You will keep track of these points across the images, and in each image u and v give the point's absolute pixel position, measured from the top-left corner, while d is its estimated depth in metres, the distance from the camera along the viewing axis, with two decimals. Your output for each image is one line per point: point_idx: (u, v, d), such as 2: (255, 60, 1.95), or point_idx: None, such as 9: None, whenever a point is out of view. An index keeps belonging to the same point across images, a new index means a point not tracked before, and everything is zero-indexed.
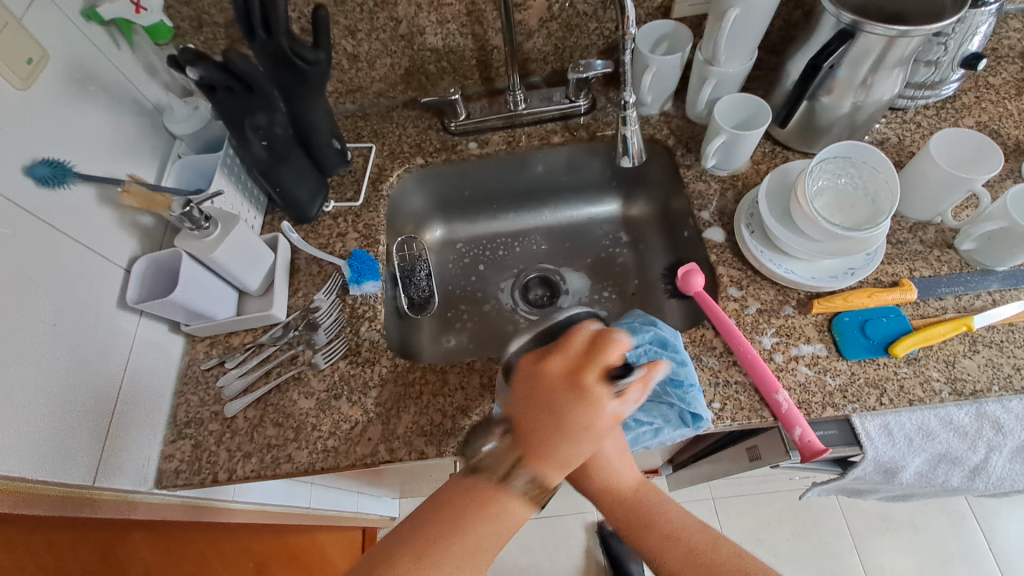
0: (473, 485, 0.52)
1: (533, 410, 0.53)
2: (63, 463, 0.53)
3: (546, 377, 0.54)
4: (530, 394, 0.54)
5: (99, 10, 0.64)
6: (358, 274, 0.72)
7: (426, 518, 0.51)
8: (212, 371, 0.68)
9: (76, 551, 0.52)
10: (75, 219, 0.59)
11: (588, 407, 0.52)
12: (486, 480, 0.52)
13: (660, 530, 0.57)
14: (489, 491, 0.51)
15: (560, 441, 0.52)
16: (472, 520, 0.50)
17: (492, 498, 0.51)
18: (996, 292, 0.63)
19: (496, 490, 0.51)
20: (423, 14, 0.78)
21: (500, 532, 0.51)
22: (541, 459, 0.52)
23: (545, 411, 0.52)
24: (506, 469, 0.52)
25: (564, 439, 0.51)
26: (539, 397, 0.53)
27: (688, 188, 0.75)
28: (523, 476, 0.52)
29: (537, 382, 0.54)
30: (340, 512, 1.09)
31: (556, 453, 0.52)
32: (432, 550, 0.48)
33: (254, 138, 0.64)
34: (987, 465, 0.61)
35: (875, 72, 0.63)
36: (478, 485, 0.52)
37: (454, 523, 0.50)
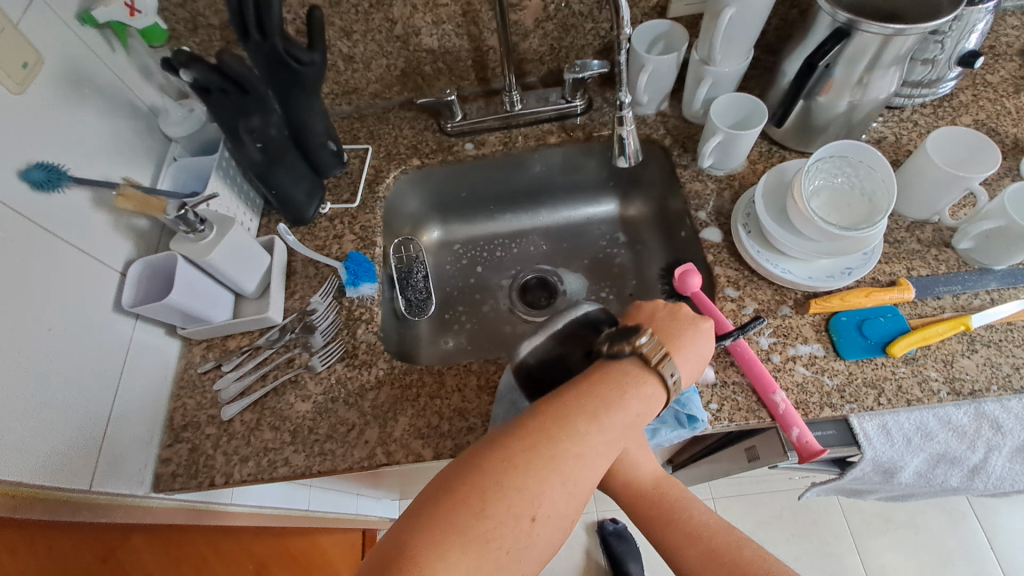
0: (617, 369, 0.48)
1: (672, 315, 0.54)
2: (60, 467, 0.53)
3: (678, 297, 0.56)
4: (664, 308, 0.55)
5: (93, 14, 0.64)
6: (354, 276, 0.72)
7: (544, 412, 0.44)
8: (209, 375, 0.68)
9: (80, 549, 0.51)
10: (71, 223, 0.58)
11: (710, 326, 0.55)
12: (639, 360, 0.48)
13: (674, 529, 0.48)
14: (624, 384, 0.46)
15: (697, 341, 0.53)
16: (607, 413, 0.44)
17: (618, 393, 0.46)
18: (994, 290, 0.63)
19: (635, 380, 0.47)
20: (419, 15, 0.78)
21: (621, 435, 0.45)
22: (683, 354, 0.51)
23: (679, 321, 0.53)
24: (662, 356, 0.48)
25: (704, 347, 0.53)
26: (672, 309, 0.55)
27: (685, 188, 0.75)
28: (675, 366, 0.49)
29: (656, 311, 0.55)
30: (340, 513, 1.09)
31: (692, 356, 0.52)
32: (563, 436, 0.42)
33: (250, 140, 0.63)
34: (987, 464, 0.61)
35: (872, 70, 0.63)
36: (631, 366, 0.48)
37: (589, 420, 0.43)
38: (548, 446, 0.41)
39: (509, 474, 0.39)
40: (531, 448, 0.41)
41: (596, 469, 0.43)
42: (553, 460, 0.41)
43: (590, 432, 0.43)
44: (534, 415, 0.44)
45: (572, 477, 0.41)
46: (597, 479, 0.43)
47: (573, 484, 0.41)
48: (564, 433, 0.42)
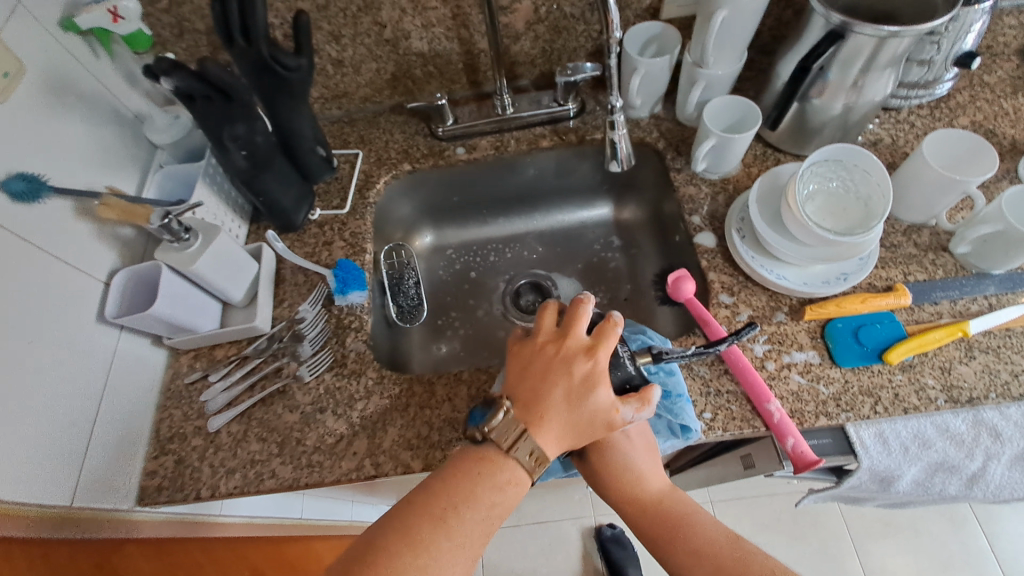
0: (474, 460, 0.49)
1: (539, 369, 0.51)
2: (41, 484, 0.52)
3: (556, 346, 0.52)
4: (532, 364, 0.51)
5: (76, 20, 0.63)
6: (343, 284, 0.71)
7: (397, 518, 0.47)
8: (196, 385, 0.67)
9: (71, 561, 0.51)
10: (52, 234, 0.58)
11: (585, 363, 0.50)
12: (493, 446, 0.49)
13: (685, 543, 0.51)
14: (477, 479, 0.48)
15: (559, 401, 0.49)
16: (456, 515, 0.47)
17: (471, 486, 0.48)
18: (992, 295, 0.62)
19: (491, 470, 0.49)
20: (408, 18, 0.77)
21: (477, 528, 0.47)
22: (545, 422, 0.49)
23: (548, 378, 0.50)
24: (513, 438, 0.49)
25: (562, 405, 0.49)
26: (544, 363, 0.51)
27: (679, 192, 0.74)
28: (529, 446, 0.48)
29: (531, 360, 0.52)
30: (334, 520, 1.07)
31: (554, 420, 0.49)
32: (444, 506, 0.47)
33: (234, 148, 0.62)
34: (986, 473, 0.60)
35: (867, 73, 0.62)
36: (488, 452, 0.49)
37: (434, 526, 0.46)
38: (395, 558, 0.44)
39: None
40: (379, 562, 0.44)
41: (454, 569, 0.46)
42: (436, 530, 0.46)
43: (438, 539, 0.46)
44: (391, 521, 0.47)
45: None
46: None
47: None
48: (409, 546, 0.45)
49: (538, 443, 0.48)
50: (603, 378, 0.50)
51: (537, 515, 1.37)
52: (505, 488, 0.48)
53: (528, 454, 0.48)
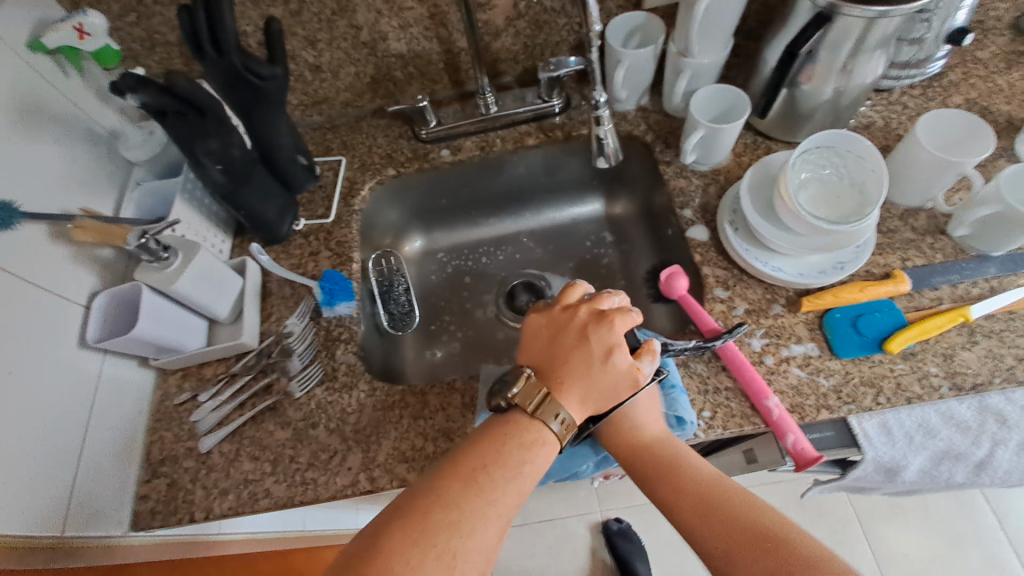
0: (499, 425, 0.47)
1: (559, 341, 0.51)
2: (30, 517, 0.51)
3: (570, 317, 0.52)
4: (550, 332, 0.52)
5: (42, 40, 0.61)
6: (330, 295, 0.69)
7: (425, 482, 0.43)
8: (185, 406, 0.66)
9: None
10: (28, 260, 0.56)
11: (605, 330, 0.50)
12: (520, 411, 0.48)
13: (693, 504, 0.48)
14: (505, 440, 0.46)
15: (578, 366, 0.49)
16: (488, 474, 0.44)
17: (500, 448, 0.45)
18: (993, 278, 0.60)
19: (516, 431, 0.47)
20: (384, 19, 0.75)
21: (511, 489, 0.44)
22: (566, 386, 0.48)
23: (563, 345, 0.50)
24: (538, 401, 0.47)
25: (582, 369, 0.49)
26: (561, 331, 0.51)
27: (669, 186, 0.72)
28: (555, 409, 0.47)
29: (553, 332, 0.52)
30: (337, 530, 1.04)
31: (576, 383, 0.48)
32: (474, 462, 0.44)
33: (210, 163, 0.61)
34: (993, 459, 0.58)
35: (856, 56, 0.60)
36: (514, 418, 0.48)
37: (465, 485, 0.43)
38: (426, 520, 0.40)
39: (387, 551, 0.38)
40: (408, 527, 0.40)
41: (488, 532, 0.41)
42: (469, 487, 0.43)
43: (470, 497, 0.42)
44: (415, 488, 0.43)
45: (456, 546, 0.40)
46: (495, 542, 0.42)
47: (459, 556, 0.39)
48: (439, 506, 0.41)
49: (562, 406, 0.47)
50: (620, 342, 0.50)
51: (541, 514, 1.36)
52: (538, 450, 0.46)
53: (553, 419, 0.47)
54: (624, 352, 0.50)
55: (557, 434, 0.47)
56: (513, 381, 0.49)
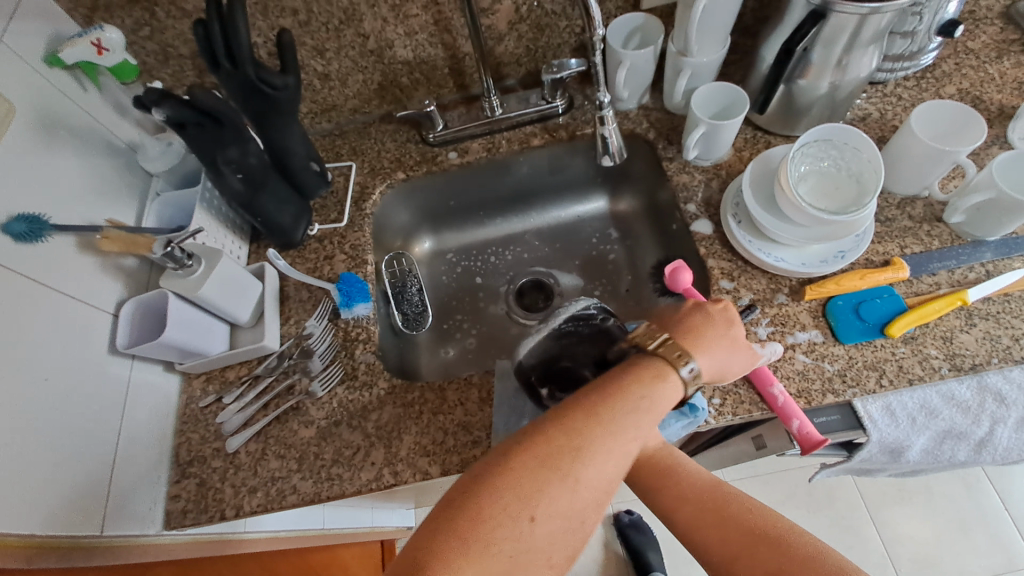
0: (629, 370, 0.49)
1: (683, 313, 0.54)
2: (68, 517, 0.53)
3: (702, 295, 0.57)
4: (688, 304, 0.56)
5: (61, 56, 0.63)
6: (347, 297, 0.71)
7: (552, 412, 0.45)
8: (210, 408, 0.68)
9: None
10: (60, 271, 0.58)
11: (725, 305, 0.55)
12: (652, 359, 0.50)
13: (676, 490, 0.48)
14: (632, 385, 0.47)
15: (710, 332, 0.52)
16: (614, 411, 0.45)
17: (612, 408, 0.46)
18: (989, 262, 0.62)
19: (641, 379, 0.48)
20: (390, 27, 0.77)
21: (611, 452, 0.44)
22: (695, 344, 0.51)
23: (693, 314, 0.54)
24: (670, 351, 0.50)
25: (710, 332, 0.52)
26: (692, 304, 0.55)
27: (673, 181, 0.74)
28: (688, 359, 0.49)
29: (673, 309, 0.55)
30: (357, 527, 1.06)
31: (704, 344, 0.51)
32: (601, 402, 0.46)
33: (230, 172, 0.63)
34: (993, 437, 0.60)
35: (850, 51, 0.63)
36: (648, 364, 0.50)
37: (587, 418, 0.45)
38: (551, 445, 0.43)
39: (513, 470, 0.41)
40: (535, 449, 0.42)
41: (606, 464, 0.44)
42: (592, 421, 0.44)
43: (592, 430, 0.44)
44: (541, 417, 0.45)
45: (577, 471, 0.42)
46: (612, 475, 0.44)
47: (582, 478, 0.42)
48: (564, 433, 0.43)
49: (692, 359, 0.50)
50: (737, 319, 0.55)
51: None
52: (661, 397, 0.47)
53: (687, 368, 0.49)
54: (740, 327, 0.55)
55: (688, 381, 0.49)
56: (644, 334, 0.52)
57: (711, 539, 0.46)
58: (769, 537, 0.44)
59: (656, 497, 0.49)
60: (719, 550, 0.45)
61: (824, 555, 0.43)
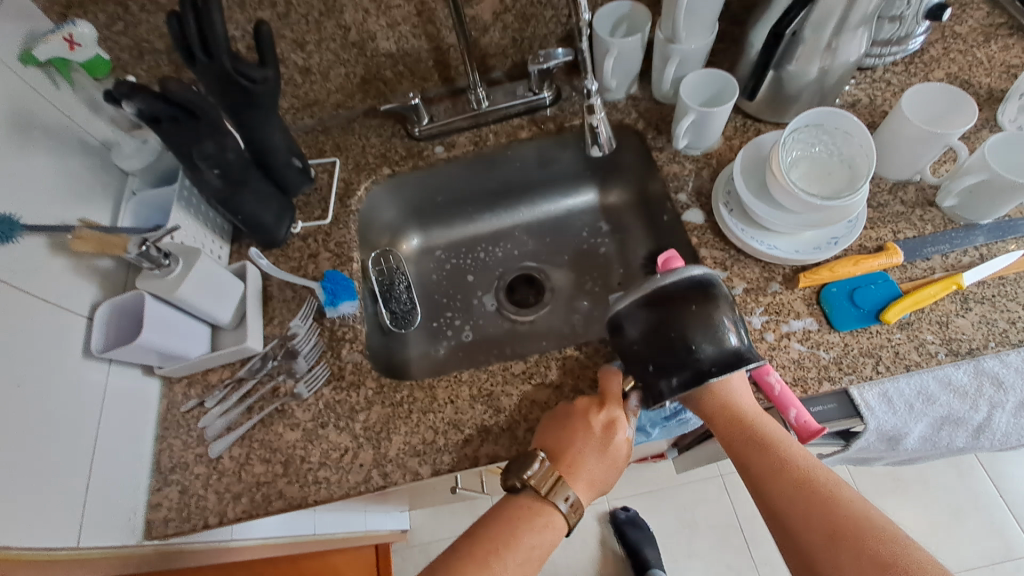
0: (514, 507, 0.57)
1: (599, 446, 0.57)
2: (44, 528, 0.51)
3: (592, 403, 0.58)
4: (558, 420, 0.58)
5: (35, 53, 0.60)
6: (333, 296, 0.69)
7: (467, 544, 0.56)
8: (193, 413, 0.66)
9: None
10: (30, 273, 0.56)
11: (614, 440, 0.57)
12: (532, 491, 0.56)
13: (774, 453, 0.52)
14: (518, 524, 0.55)
15: (595, 463, 0.57)
16: (499, 556, 0.54)
17: (502, 556, 0.54)
18: (982, 246, 0.62)
19: (527, 517, 0.56)
20: (372, 18, 0.75)
21: None
22: (575, 473, 0.57)
23: (577, 440, 0.56)
24: (550, 484, 0.56)
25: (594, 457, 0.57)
26: (579, 422, 0.57)
27: (663, 171, 0.73)
28: (565, 492, 0.56)
29: (585, 433, 0.57)
30: (348, 533, 1.03)
31: (581, 472, 0.57)
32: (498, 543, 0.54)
33: (207, 167, 0.61)
34: (991, 423, 0.58)
35: (839, 34, 0.62)
36: (527, 497, 0.57)
37: (478, 567, 0.53)
38: (475, 563, 0.54)
39: None
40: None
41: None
42: (487, 563, 0.54)
43: None
44: (453, 555, 0.55)
45: None
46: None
47: None
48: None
49: (570, 489, 0.56)
50: (620, 422, 0.58)
51: None
52: (546, 539, 0.55)
53: (563, 501, 0.56)
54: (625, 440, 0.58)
55: (565, 514, 0.56)
56: (526, 464, 0.56)
57: (842, 557, 0.46)
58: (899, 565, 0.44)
59: (770, 492, 0.51)
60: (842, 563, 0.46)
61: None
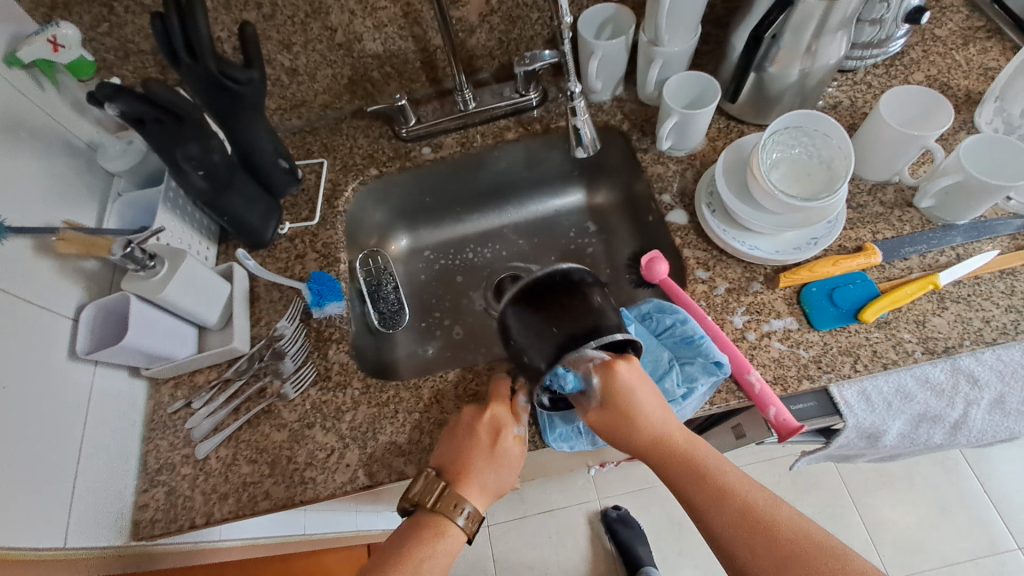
0: (413, 525, 0.55)
1: (493, 450, 0.57)
2: (30, 529, 0.51)
3: (479, 408, 0.59)
4: (452, 430, 0.59)
5: (18, 54, 0.61)
6: (318, 297, 0.70)
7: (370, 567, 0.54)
8: (179, 414, 0.66)
9: None
10: (16, 276, 0.56)
11: (506, 442, 0.58)
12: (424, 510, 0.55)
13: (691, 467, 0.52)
14: (415, 541, 0.54)
15: (493, 470, 0.57)
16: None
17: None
18: (959, 246, 0.63)
19: (425, 532, 0.54)
20: (358, 20, 0.75)
21: None
22: (471, 483, 0.56)
23: (466, 446, 0.57)
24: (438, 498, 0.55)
25: (486, 462, 0.57)
26: (467, 429, 0.58)
27: (647, 173, 0.74)
28: (458, 506, 0.55)
29: (474, 439, 0.57)
30: (338, 532, 1.03)
31: (476, 482, 0.56)
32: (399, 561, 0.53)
33: (191, 169, 0.61)
34: (967, 419, 0.59)
35: (819, 38, 0.63)
36: (423, 515, 0.56)
37: None
38: None
39: None
40: None
41: None
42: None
43: None
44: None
45: None
46: None
47: None
48: None
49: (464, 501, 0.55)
50: (506, 421, 0.58)
51: (543, 505, 1.37)
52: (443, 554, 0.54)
53: (457, 514, 0.54)
54: (518, 441, 0.58)
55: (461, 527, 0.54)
56: (414, 481, 0.56)
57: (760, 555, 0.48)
58: (799, 549, 0.47)
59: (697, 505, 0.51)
60: (742, 549, 0.48)
61: (846, 557, 0.47)
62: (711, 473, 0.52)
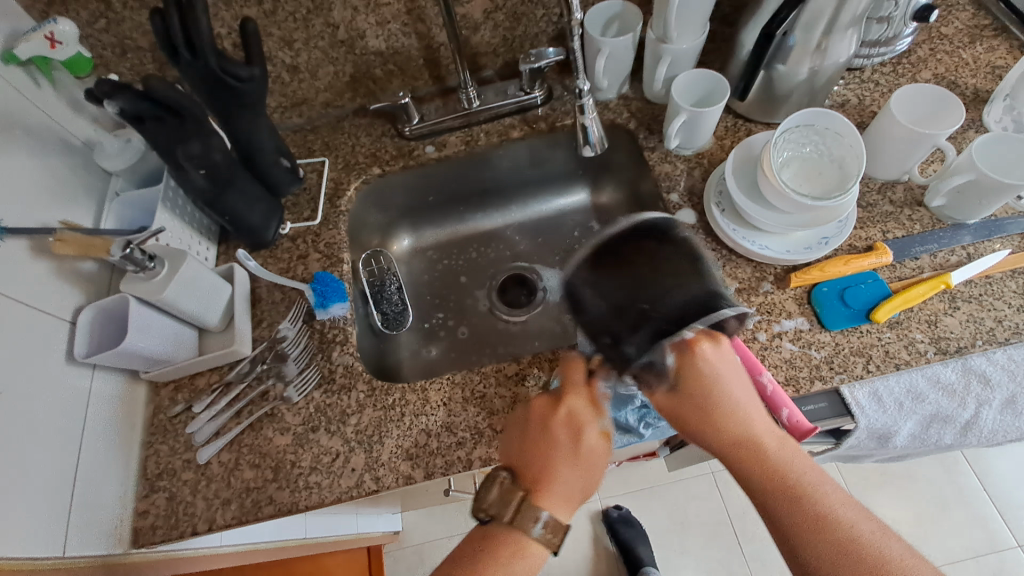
0: (482, 536, 0.52)
1: (569, 447, 0.54)
2: (27, 538, 0.50)
3: (555, 401, 0.57)
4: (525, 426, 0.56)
5: (15, 52, 0.59)
6: (323, 297, 0.68)
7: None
8: (179, 418, 0.65)
9: None
10: (12, 278, 0.55)
11: (586, 438, 0.54)
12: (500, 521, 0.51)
13: (791, 481, 0.49)
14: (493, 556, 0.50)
15: (574, 474, 0.53)
16: None
17: None
18: (970, 245, 0.62)
19: (497, 544, 0.51)
20: (361, 16, 0.74)
21: None
22: (546, 489, 0.52)
23: (544, 442, 0.54)
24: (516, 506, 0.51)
25: (566, 462, 0.53)
26: (539, 424, 0.55)
27: (655, 171, 0.73)
28: (535, 513, 0.51)
29: (549, 433, 0.54)
30: (339, 536, 1.02)
31: (553, 488, 0.52)
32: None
33: (192, 167, 0.59)
34: (978, 419, 0.59)
35: (829, 35, 0.62)
36: (498, 527, 0.51)
37: None
38: None
39: None
40: None
41: None
42: None
43: None
44: None
45: None
46: None
47: None
48: None
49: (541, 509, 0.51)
50: (585, 416, 0.55)
51: None
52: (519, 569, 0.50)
53: (535, 522, 0.50)
54: (597, 435, 0.55)
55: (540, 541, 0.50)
56: (489, 486, 0.53)
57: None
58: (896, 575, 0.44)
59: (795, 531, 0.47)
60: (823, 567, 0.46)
61: None
62: (810, 491, 0.48)
